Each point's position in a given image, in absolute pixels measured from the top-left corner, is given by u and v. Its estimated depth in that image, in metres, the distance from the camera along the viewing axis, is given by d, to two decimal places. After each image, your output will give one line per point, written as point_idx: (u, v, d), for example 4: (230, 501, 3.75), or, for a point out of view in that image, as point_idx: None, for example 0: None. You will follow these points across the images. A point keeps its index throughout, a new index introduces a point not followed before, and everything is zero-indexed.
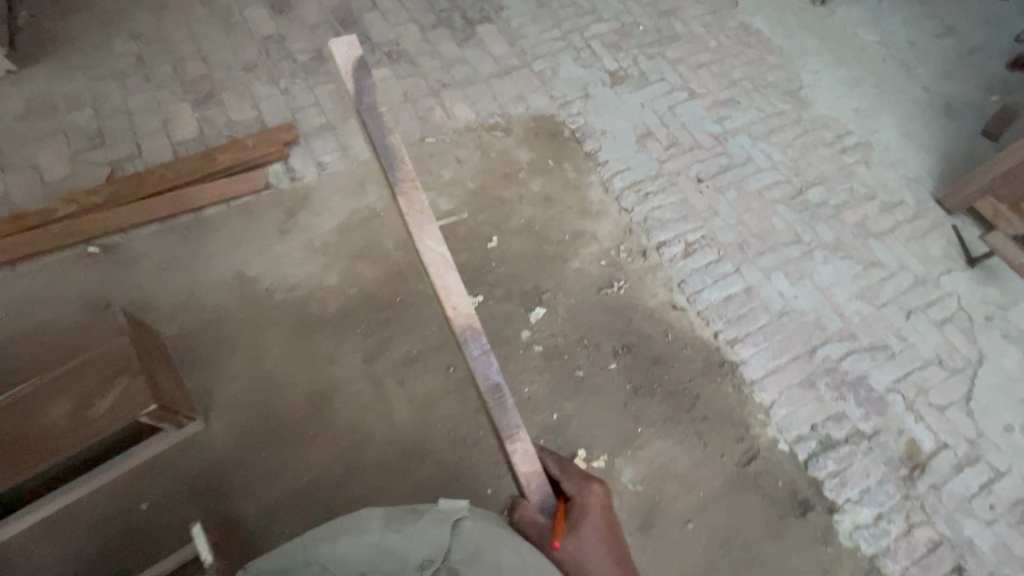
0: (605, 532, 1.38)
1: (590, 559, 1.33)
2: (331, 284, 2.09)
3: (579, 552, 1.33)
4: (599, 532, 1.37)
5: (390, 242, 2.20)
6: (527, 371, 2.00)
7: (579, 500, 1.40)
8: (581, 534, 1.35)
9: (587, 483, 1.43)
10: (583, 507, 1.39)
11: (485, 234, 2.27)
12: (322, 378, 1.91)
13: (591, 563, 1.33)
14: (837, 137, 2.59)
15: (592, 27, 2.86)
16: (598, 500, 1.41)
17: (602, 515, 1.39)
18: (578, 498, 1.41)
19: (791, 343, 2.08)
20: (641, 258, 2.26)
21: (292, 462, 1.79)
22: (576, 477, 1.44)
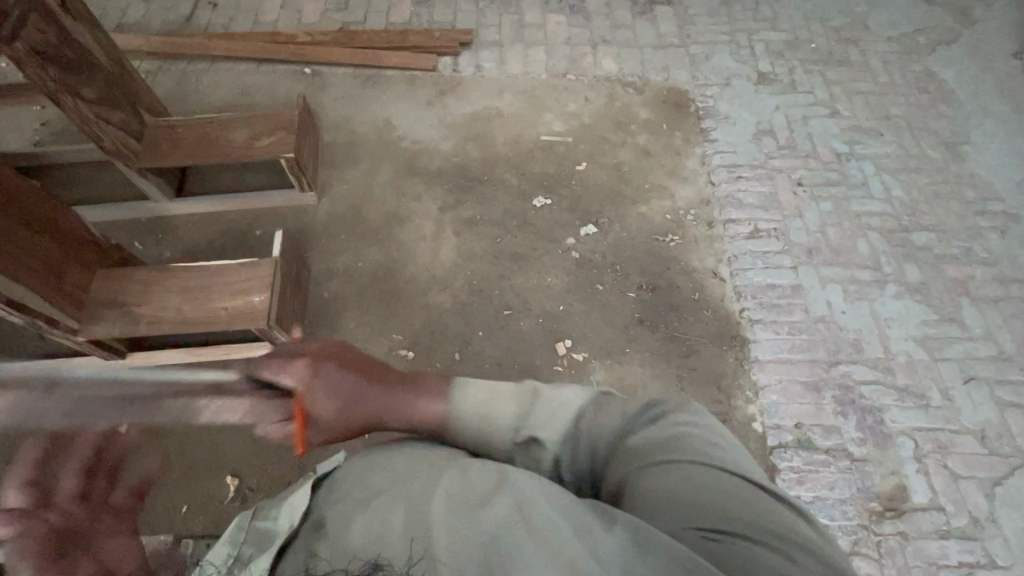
0: (335, 384, 1.19)
1: (350, 412, 1.19)
2: (443, 150, 2.59)
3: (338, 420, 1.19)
4: (333, 392, 1.19)
5: (500, 138, 2.64)
6: (557, 267, 2.27)
7: (296, 376, 1.19)
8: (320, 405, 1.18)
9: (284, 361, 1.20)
10: (312, 374, 1.19)
11: (578, 159, 2.58)
12: (403, 207, 2.42)
13: (357, 416, 1.20)
14: (979, 198, 2.38)
15: (763, 33, 2.98)
16: (306, 363, 1.20)
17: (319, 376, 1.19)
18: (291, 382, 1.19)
19: (815, 347, 2.04)
20: (705, 226, 2.36)
21: (356, 250, 2.30)
22: (272, 368, 1.19)
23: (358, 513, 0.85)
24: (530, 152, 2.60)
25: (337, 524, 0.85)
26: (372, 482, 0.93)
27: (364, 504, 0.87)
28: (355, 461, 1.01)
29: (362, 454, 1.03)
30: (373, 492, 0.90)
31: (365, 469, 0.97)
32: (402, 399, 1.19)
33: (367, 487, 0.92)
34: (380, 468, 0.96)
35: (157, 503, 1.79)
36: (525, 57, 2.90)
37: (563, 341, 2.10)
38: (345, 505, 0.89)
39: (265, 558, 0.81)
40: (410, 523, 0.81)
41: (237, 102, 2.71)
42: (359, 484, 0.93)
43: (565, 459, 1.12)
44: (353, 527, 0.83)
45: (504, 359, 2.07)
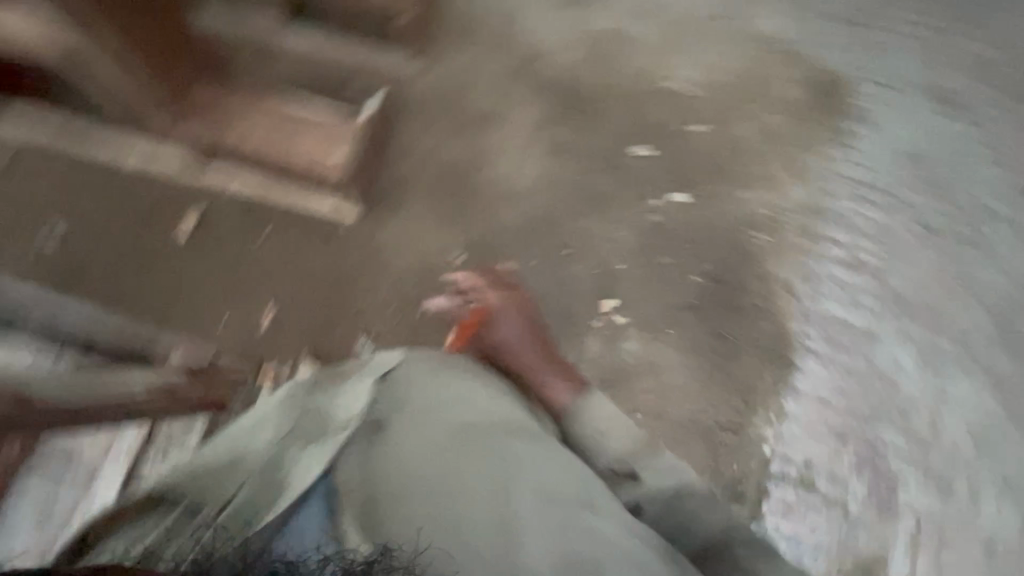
0: (530, 331, 1.74)
1: (519, 350, 1.69)
2: (560, 57, 2.38)
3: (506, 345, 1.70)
4: (523, 330, 1.74)
5: (624, 63, 2.38)
6: (631, 224, 2.16)
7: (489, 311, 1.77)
8: (509, 331, 1.72)
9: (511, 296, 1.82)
10: (496, 316, 1.76)
11: (698, 114, 2.33)
12: (500, 108, 2.30)
13: (521, 358, 1.67)
14: None
15: (995, 16, 2.34)
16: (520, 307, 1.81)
17: (524, 321, 1.76)
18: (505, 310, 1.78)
19: (860, 398, 1.94)
20: (802, 235, 2.16)
21: (441, 137, 2.24)
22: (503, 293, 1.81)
23: (404, 445, 1.12)
24: (651, 92, 2.36)
25: (391, 444, 1.12)
26: (418, 419, 1.18)
27: (410, 441, 1.13)
28: (410, 381, 1.27)
29: (433, 366, 1.33)
30: (417, 429, 1.15)
31: (418, 398, 1.23)
32: (539, 362, 1.66)
33: (416, 418, 1.18)
34: (437, 400, 1.23)
35: (206, 306, 2.05)
36: None
37: (610, 299, 2.07)
38: (405, 430, 1.15)
39: (314, 450, 1.10)
40: (433, 491, 1.04)
41: None
42: (413, 420, 1.18)
43: (644, 504, 1.30)
44: (391, 463, 1.09)
45: (546, 296, 2.06)
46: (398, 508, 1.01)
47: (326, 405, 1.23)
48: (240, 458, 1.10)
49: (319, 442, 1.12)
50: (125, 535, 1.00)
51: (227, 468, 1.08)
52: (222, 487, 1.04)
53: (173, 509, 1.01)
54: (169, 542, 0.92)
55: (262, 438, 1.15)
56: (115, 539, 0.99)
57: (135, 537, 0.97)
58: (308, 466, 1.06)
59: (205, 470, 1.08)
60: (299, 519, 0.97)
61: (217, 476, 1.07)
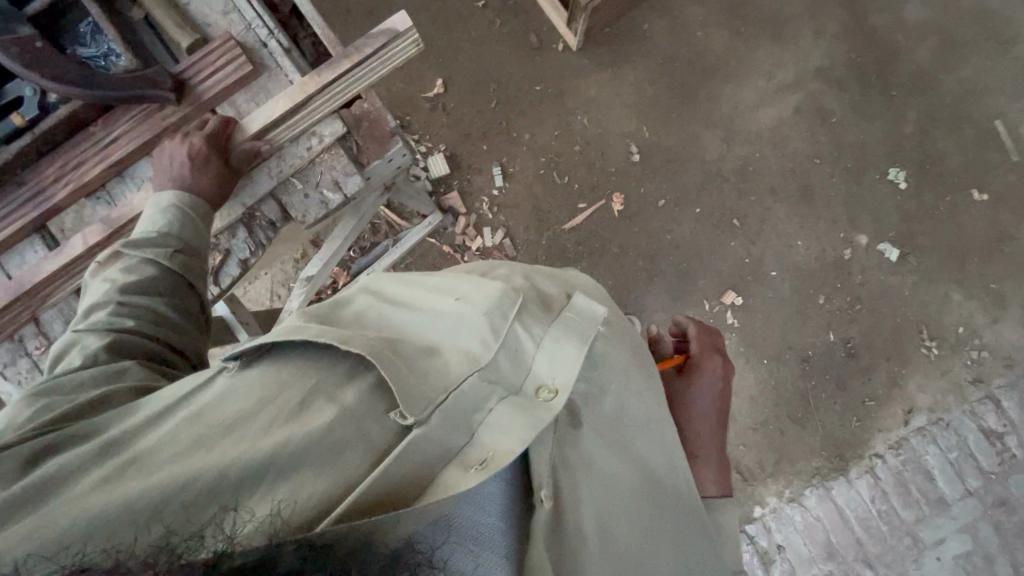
0: (718, 400, 1.16)
1: (696, 411, 1.14)
2: (901, 16, 1.89)
3: (690, 398, 1.16)
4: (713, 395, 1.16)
5: (963, 71, 1.88)
6: (817, 241, 1.88)
7: (699, 355, 1.19)
8: (697, 383, 1.17)
9: (717, 350, 1.22)
10: (696, 368, 1.18)
11: (987, 184, 1.87)
12: (793, 28, 1.90)
13: (692, 416, 1.14)
14: None
15: None
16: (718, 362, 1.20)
17: (722, 379, 1.18)
18: (700, 353, 1.22)
19: (880, 542, 1.79)
20: (971, 377, 1.84)
21: (709, 18, 1.89)
22: (709, 340, 1.24)
23: (595, 481, 0.71)
24: (965, 122, 1.87)
25: (583, 461, 0.71)
26: (619, 447, 0.75)
27: (591, 440, 0.72)
28: (621, 347, 0.77)
29: (632, 346, 0.80)
30: (611, 456, 0.74)
31: (620, 397, 0.76)
32: (711, 440, 1.13)
33: (608, 440, 0.74)
34: (643, 425, 0.77)
35: None
36: None
37: (736, 296, 1.88)
38: (604, 393, 0.75)
39: (529, 418, 0.63)
40: (607, 530, 0.70)
41: None
42: (597, 381, 0.74)
43: None
44: (581, 498, 0.69)
45: (683, 247, 1.88)
46: (553, 541, 0.67)
47: (532, 333, 0.69)
48: (433, 341, 0.68)
49: (518, 393, 0.65)
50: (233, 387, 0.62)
51: (412, 345, 0.67)
52: (341, 357, 0.63)
53: (285, 414, 0.58)
54: (241, 510, 0.52)
55: (510, 309, 0.69)
56: (177, 461, 0.54)
57: (226, 423, 0.57)
58: (522, 424, 0.62)
59: (332, 421, 0.58)
60: (466, 512, 0.60)
61: (345, 366, 0.63)
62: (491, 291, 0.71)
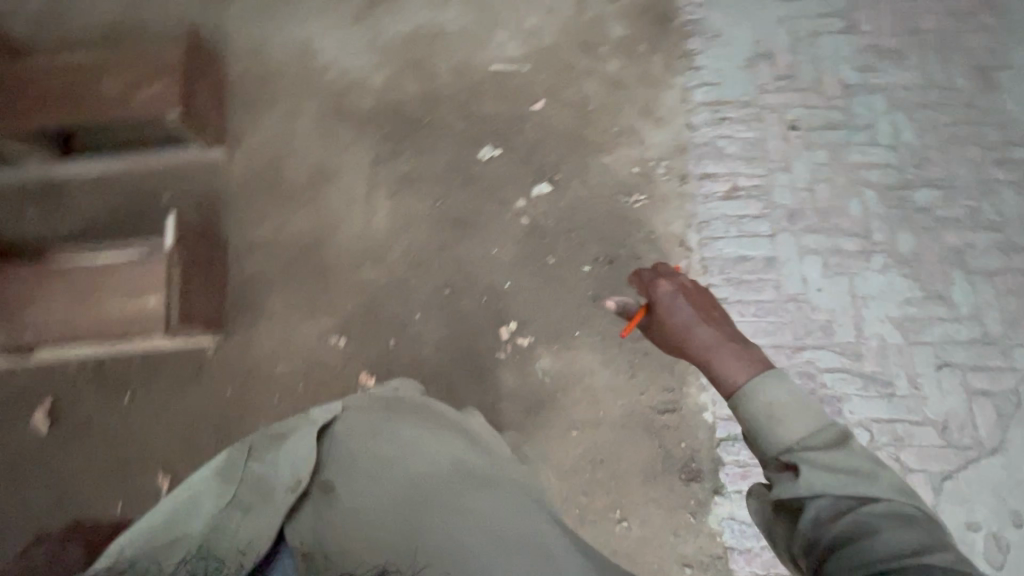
0: None
1: None
2: (375, 85, 2.21)
3: None
4: None
5: (443, 65, 2.23)
6: (504, 235, 2.03)
7: None
8: None
9: None
10: None
11: (535, 94, 2.18)
12: (330, 161, 2.13)
13: None
14: (1003, 144, 2.02)
15: None
16: None
17: None
18: None
19: (780, 329, 1.86)
20: (677, 182, 2.06)
21: (276, 218, 2.07)
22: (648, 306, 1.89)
23: (347, 503, 0.99)
24: (477, 86, 2.20)
25: (339, 499, 1.01)
26: (370, 475, 1.04)
27: (360, 468, 1.05)
28: (363, 422, 1.15)
29: (375, 414, 1.19)
30: (358, 489, 1.02)
31: (354, 452, 1.08)
32: None
33: (353, 475, 1.04)
34: (384, 454, 1.07)
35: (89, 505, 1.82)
36: None
37: (508, 323, 1.96)
38: (360, 445, 1.09)
39: (250, 522, 0.93)
40: (392, 518, 0.97)
41: (134, 25, 2.27)
42: (351, 446, 1.10)
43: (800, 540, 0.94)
44: (336, 525, 0.96)
45: (443, 345, 1.94)
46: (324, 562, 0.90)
47: (300, 433, 1.10)
48: (207, 491, 0.98)
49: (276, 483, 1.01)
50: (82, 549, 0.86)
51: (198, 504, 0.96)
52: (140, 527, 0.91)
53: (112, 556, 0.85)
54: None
55: (273, 440, 1.09)
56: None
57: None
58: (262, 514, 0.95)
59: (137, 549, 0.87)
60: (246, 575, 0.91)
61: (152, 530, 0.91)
62: (264, 441, 1.09)
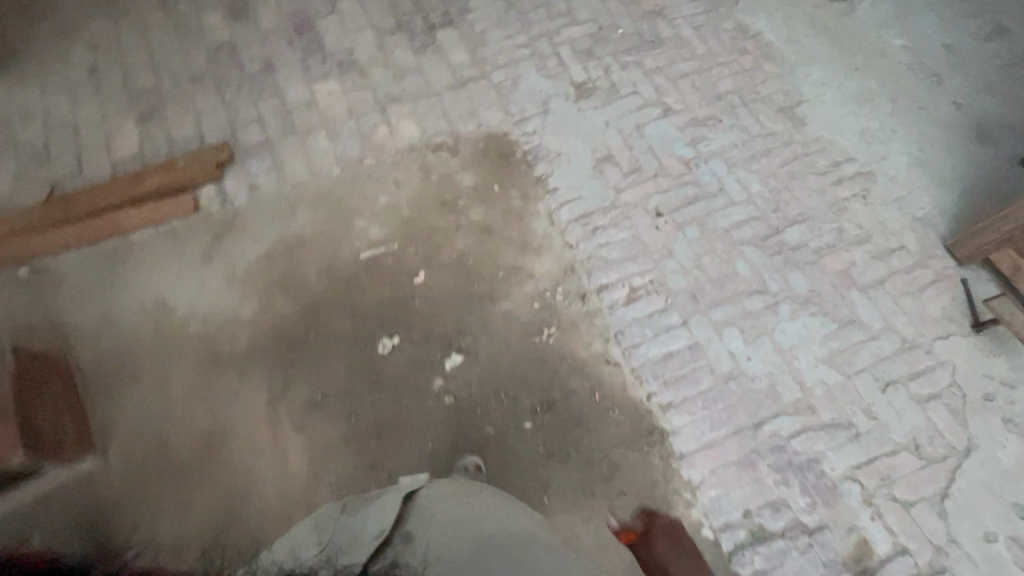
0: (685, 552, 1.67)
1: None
2: (247, 317, 2.07)
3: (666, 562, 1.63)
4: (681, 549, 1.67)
5: (312, 272, 2.14)
6: (433, 423, 1.89)
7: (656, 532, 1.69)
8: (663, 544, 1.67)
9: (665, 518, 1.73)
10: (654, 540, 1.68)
11: (412, 267, 2.14)
12: (222, 417, 1.91)
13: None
14: (832, 165, 2.23)
15: (566, 32, 2.59)
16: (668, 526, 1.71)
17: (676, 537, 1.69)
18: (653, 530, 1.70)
19: (733, 413, 1.83)
20: (578, 302, 2.05)
21: (178, 507, 1.79)
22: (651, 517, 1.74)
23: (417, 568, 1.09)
24: (354, 279, 2.12)
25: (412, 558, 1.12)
26: (442, 546, 1.11)
27: (432, 526, 1.16)
28: (446, 489, 1.25)
29: (457, 482, 1.28)
30: (431, 558, 1.10)
31: (436, 519, 1.17)
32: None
33: (428, 550, 1.11)
34: (462, 516, 1.17)
35: None
36: (306, 153, 2.34)
37: None
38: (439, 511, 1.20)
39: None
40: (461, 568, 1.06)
41: None
42: (434, 503, 1.21)
43: None
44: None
45: None
46: None
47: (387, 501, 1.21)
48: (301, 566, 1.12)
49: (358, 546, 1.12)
50: None
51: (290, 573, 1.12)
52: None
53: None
54: None
55: (365, 507, 1.22)
56: None
57: None
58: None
59: None
60: None
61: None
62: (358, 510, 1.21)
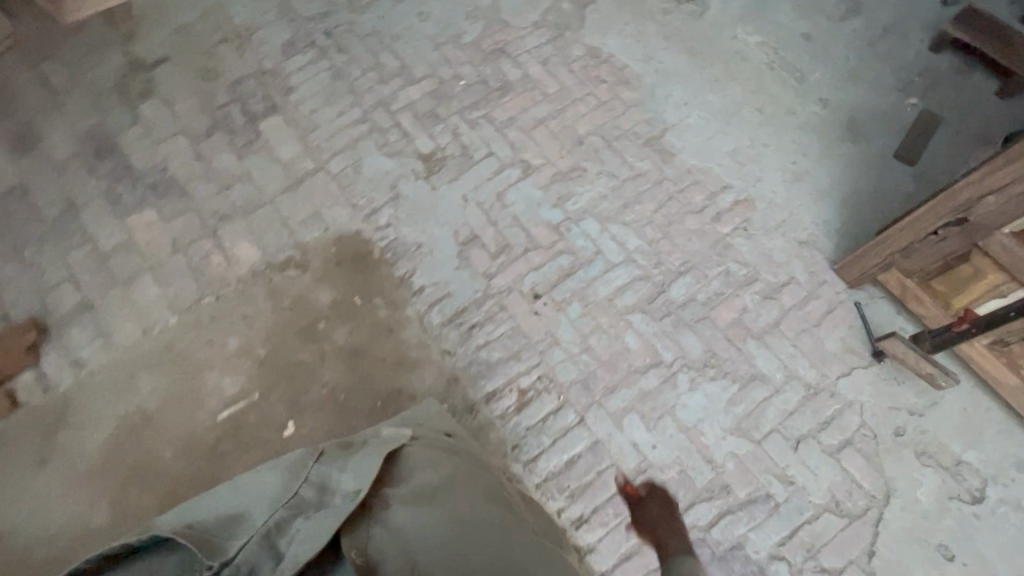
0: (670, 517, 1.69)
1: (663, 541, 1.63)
2: (99, 525, 1.78)
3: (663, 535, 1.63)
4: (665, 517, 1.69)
5: (166, 451, 1.86)
6: None
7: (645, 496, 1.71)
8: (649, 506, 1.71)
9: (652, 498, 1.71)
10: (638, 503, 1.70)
11: (280, 418, 1.89)
12: None
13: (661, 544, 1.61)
14: (708, 198, 2.07)
15: (404, 95, 2.31)
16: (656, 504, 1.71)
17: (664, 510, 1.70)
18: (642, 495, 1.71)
19: (647, 514, 1.70)
20: (468, 417, 1.84)
21: None
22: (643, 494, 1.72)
23: (395, 515, 0.98)
24: (217, 450, 1.86)
25: (391, 519, 0.97)
26: (422, 493, 1.04)
27: (414, 494, 1.03)
28: (430, 459, 1.13)
29: (437, 453, 1.17)
30: (413, 500, 1.02)
31: (415, 477, 1.08)
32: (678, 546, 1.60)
33: (412, 493, 1.03)
34: (443, 496, 1.05)
35: None
36: (132, 305, 2.03)
37: None
38: (426, 479, 1.08)
39: (314, 522, 0.91)
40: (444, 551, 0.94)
41: None
42: (419, 472, 1.09)
43: None
44: (381, 538, 0.94)
45: None
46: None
47: (368, 452, 1.06)
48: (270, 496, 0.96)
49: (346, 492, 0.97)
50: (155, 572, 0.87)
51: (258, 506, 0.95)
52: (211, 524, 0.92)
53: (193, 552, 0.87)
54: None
55: (343, 454, 1.07)
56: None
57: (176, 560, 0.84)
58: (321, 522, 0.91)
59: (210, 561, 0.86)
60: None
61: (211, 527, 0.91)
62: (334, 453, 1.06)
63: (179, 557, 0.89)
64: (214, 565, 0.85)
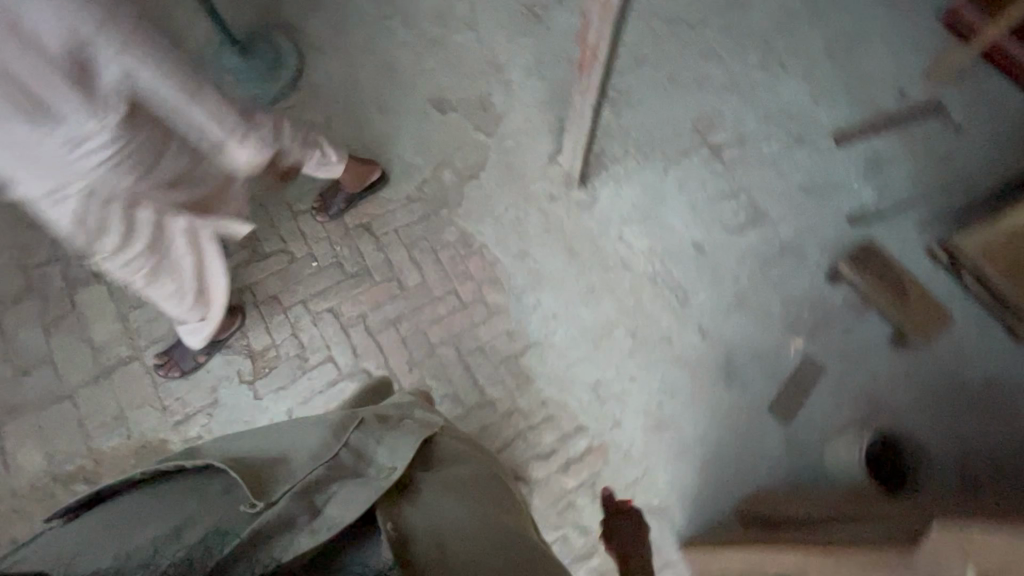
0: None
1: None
2: None
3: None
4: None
5: None
6: None
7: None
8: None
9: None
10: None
11: None
12: None
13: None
14: (559, 440, 1.86)
15: (247, 272, 2.06)
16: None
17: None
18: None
19: None
20: None
21: None
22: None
23: (429, 495, 1.05)
24: None
25: (426, 499, 1.03)
26: (448, 488, 1.11)
27: (446, 491, 1.09)
28: (452, 465, 1.22)
29: (459, 464, 1.25)
30: (439, 490, 1.08)
31: (444, 475, 1.16)
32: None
33: (437, 484, 1.10)
34: (464, 499, 1.10)
35: None
36: None
37: None
38: (453, 482, 1.15)
39: (348, 496, 0.94)
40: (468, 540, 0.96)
41: None
42: (450, 475, 1.17)
43: None
44: (418, 514, 0.97)
45: None
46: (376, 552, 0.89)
47: (403, 439, 1.14)
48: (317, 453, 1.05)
49: (377, 480, 1.00)
50: (205, 493, 0.99)
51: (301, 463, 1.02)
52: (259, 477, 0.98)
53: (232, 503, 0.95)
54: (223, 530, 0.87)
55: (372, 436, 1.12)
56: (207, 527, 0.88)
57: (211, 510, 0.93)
58: (355, 497, 0.93)
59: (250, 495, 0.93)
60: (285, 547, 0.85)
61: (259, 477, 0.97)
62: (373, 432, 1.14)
63: (228, 485, 1.00)
64: (257, 504, 0.90)
